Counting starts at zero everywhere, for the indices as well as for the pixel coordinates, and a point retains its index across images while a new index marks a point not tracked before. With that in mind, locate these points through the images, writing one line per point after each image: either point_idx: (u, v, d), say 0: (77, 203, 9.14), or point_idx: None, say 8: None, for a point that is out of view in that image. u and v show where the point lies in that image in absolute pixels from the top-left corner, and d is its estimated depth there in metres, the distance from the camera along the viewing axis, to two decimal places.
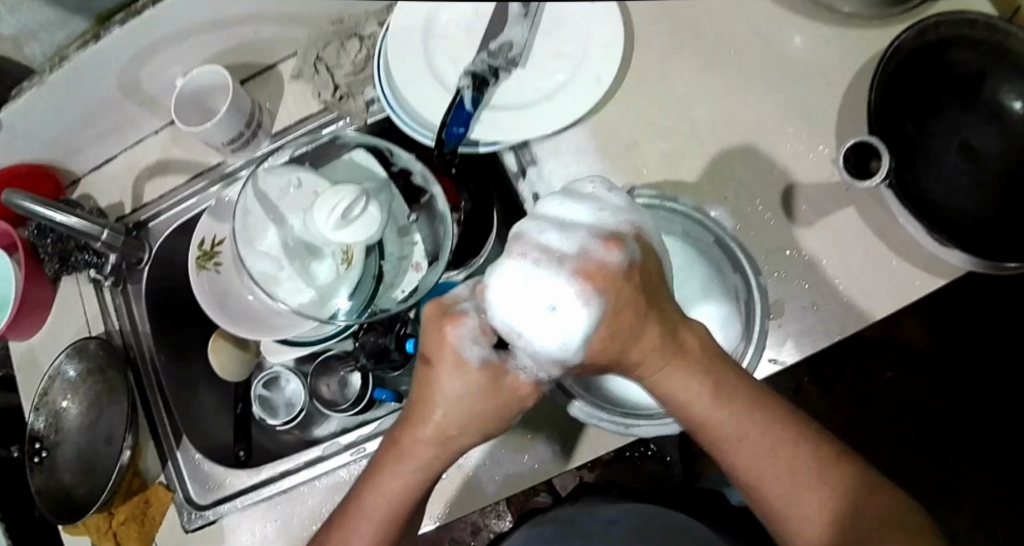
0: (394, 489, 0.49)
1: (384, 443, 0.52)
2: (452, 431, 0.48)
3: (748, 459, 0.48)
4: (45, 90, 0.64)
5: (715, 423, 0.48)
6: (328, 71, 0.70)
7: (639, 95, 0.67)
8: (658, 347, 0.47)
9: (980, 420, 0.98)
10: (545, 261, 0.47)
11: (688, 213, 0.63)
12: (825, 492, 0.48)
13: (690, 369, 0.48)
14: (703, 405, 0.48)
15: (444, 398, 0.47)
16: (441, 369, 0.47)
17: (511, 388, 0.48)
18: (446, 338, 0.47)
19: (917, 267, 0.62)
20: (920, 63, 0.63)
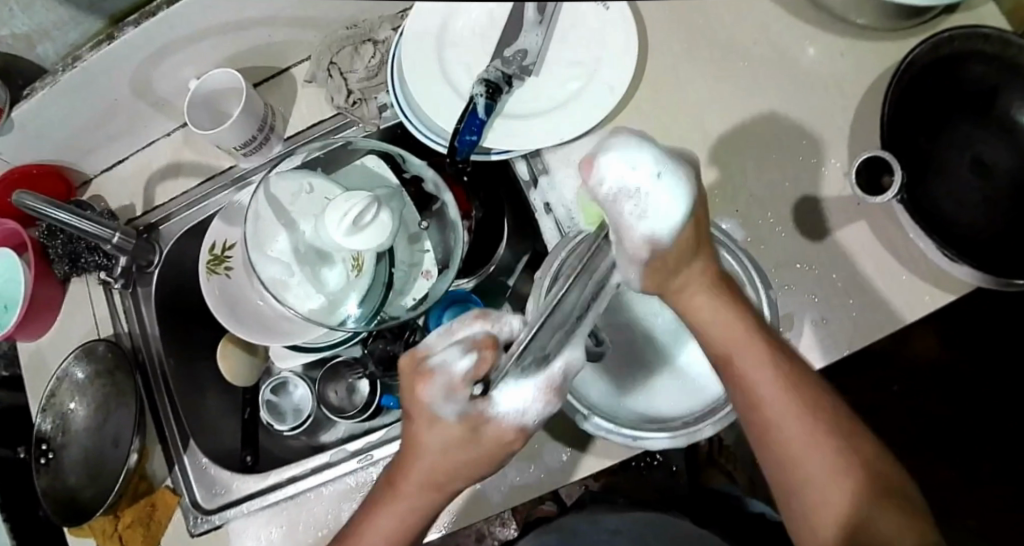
0: (388, 536, 0.51)
1: (381, 480, 0.54)
2: (434, 482, 0.50)
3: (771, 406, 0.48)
4: (57, 90, 0.64)
5: (741, 358, 0.49)
6: (342, 76, 0.69)
7: (651, 102, 0.67)
8: (705, 285, 0.49)
9: (987, 433, 0.97)
10: (638, 145, 0.47)
11: (698, 230, 0.62)
12: (841, 457, 0.47)
13: (729, 308, 0.50)
14: (736, 340, 0.49)
15: (424, 448, 0.49)
16: (421, 423, 0.49)
17: (497, 435, 0.48)
18: (420, 394, 0.47)
19: (929, 283, 0.61)
20: (931, 76, 0.62)
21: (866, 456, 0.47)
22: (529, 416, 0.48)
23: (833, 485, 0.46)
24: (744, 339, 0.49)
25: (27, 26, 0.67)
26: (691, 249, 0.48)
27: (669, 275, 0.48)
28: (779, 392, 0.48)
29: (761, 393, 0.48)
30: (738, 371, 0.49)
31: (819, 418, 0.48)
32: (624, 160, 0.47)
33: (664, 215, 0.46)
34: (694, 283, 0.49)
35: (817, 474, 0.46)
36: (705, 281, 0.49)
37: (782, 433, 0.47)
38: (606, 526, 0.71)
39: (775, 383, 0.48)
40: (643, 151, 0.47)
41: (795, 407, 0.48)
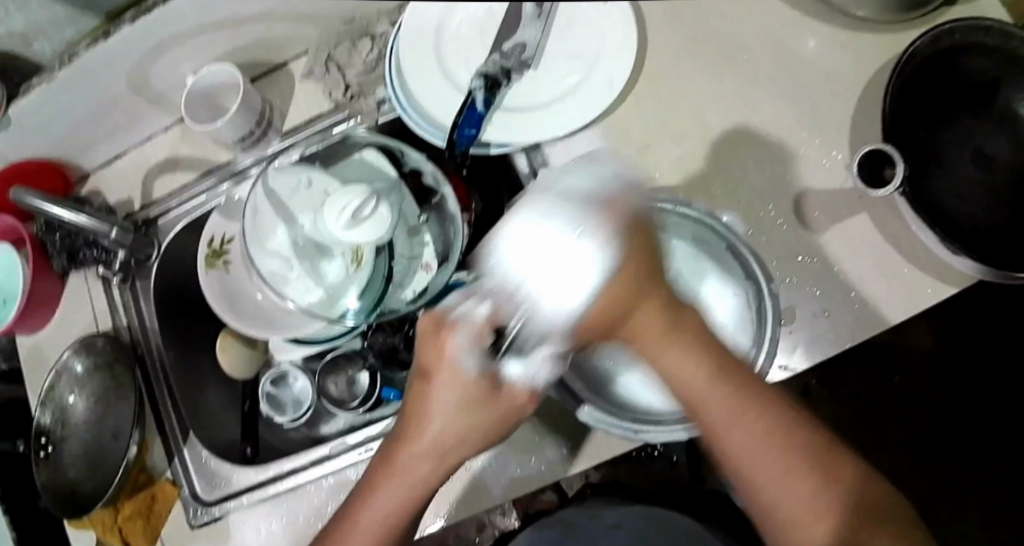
0: (394, 503, 0.51)
1: (378, 457, 0.53)
2: (448, 446, 0.50)
3: (740, 451, 0.48)
4: (55, 86, 0.64)
5: (703, 404, 0.49)
6: (340, 70, 0.69)
7: (650, 96, 0.67)
8: (661, 321, 0.50)
9: (990, 428, 0.97)
10: (548, 212, 0.52)
11: (700, 218, 0.63)
12: (821, 491, 0.46)
13: (690, 348, 0.49)
14: (698, 381, 0.49)
15: (441, 407, 0.50)
16: (438, 380, 0.50)
17: (510, 396, 0.51)
18: (445, 346, 0.50)
19: (931, 275, 0.61)
20: (931, 69, 0.62)
21: (848, 482, 0.47)
22: (537, 379, 0.52)
23: (815, 523, 0.46)
24: (704, 382, 0.49)
25: (23, 23, 0.66)
26: (640, 285, 0.50)
27: (614, 320, 0.50)
28: (746, 431, 0.48)
29: (728, 435, 0.48)
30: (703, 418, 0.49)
31: (792, 453, 0.47)
32: (529, 228, 0.52)
33: (561, 290, 0.50)
34: (654, 315, 0.50)
35: (796, 510, 0.46)
36: (658, 323, 0.50)
37: (755, 474, 0.47)
38: (607, 521, 0.71)
39: (742, 423, 0.48)
40: (576, 199, 0.52)
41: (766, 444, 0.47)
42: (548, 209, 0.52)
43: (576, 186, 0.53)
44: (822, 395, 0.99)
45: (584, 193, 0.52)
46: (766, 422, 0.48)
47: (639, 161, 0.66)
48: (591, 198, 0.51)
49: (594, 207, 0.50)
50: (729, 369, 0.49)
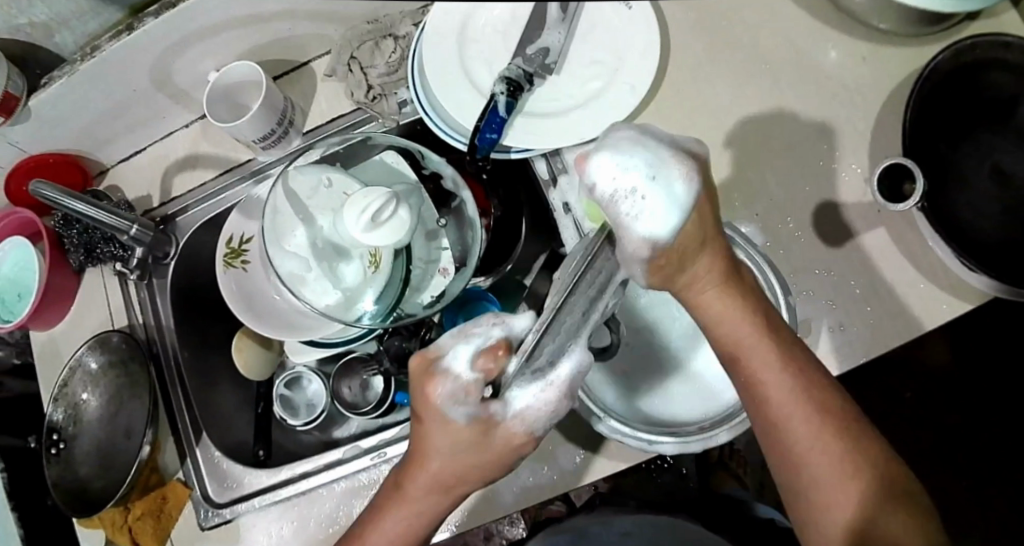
0: (394, 536, 0.51)
1: (386, 483, 0.54)
2: (448, 485, 0.50)
3: (776, 403, 0.48)
4: (75, 80, 0.64)
5: (744, 346, 0.49)
6: (363, 71, 0.68)
7: (671, 103, 0.66)
8: (712, 279, 0.50)
9: (998, 444, 0.97)
10: (627, 151, 0.48)
11: (720, 234, 0.62)
12: (847, 460, 0.47)
13: (741, 302, 0.50)
14: (743, 332, 0.49)
15: (440, 451, 0.49)
16: (433, 425, 0.49)
17: (506, 438, 0.49)
18: (431, 397, 0.48)
19: (946, 291, 0.61)
20: (954, 85, 0.62)
21: (874, 455, 0.47)
22: (539, 415, 0.49)
23: (839, 485, 0.46)
24: (751, 332, 0.49)
25: (45, 15, 0.66)
26: (701, 244, 0.49)
27: (670, 275, 0.50)
28: (784, 386, 0.48)
29: (769, 391, 0.48)
30: (742, 365, 0.49)
31: (826, 417, 0.48)
32: (612, 168, 0.48)
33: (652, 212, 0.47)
34: (706, 270, 0.50)
35: (824, 470, 0.47)
36: (709, 277, 0.50)
37: (786, 427, 0.48)
38: (616, 526, 0.71)
39: (785, 382, 0.48)
40: (652, 138, 0.50)
41: (803, 400, 0.48)
42: (626, 145, 0.49)
43: (650, 141, 0.50)
44: None
45: (664, 153, 0.49)
46: (807, 376, 0.48)
47: None
48: (675, 147, 0.50)
49: (687, 166, 0.48)
50: (770, 324, 0.50)
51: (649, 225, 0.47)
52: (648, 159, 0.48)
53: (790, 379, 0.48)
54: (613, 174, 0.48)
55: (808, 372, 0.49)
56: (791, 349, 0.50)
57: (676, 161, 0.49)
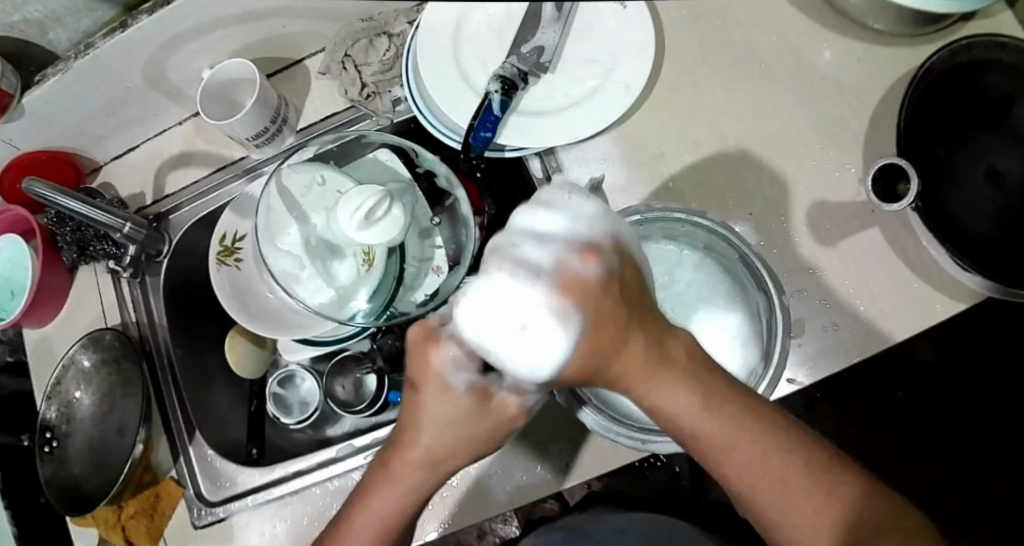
0: (379, 515, 0.50)
1: (374, 460, 0.52)
2: (442, 458, 0.49)
3: (746, 473, 0.45)
4: (69, 77, 0.63)
5: (702, 432, 0.44)
6: (357, 68, 0.68)
7: (666, 103, 0.66)
8: (648, 359, 0.44)
9: (993, 444, 0.97)
10: (521, 274, 0.43)
11: (716, 227, 0.61)
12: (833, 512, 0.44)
13: (681, 379, 0.44)
14: (691, 414, 0.44)
15: (434, 421, 0.47)
16: (430, 394, 0.47)
17: (501, 408, 0.48)
18: (430, 362, 0.46)
19: (940, 291, 0.61)
20: (948, 84, 0.62)
21: (857, 504, 0.45)
22: (533, 389, 0.49)
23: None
24: (700, 410, 0.44)
25: (38, 12, 0.66)
26: (624, 322, 0.43)
27: (599, 364, 0.44)
28: (756, 463, 0.44)
29: (734, 463, 0.44)
30: (703, 448, 0.45)
31: (804, 475, 0.45)
32: (499, 294, 0.42)
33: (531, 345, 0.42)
34: (632, 346, 0.44)
35: (809, 530, 0.44)
36: (639, 342, 0.44)
37: (761, 496, 0.45)
38: (610, 523, 0.71)
39: (751, 451, 0.44)
40: (559, 244, 0.44)
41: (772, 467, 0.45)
42: (519, 267, 0.43)
43: (557, 229, 0.45)
44: (826, 407, 0.99)
45: (551, 262, 0.43)
46: (772, 443, 0.45)
47: (652, 170, 0.66)
48: (572, 244, 0.44)
49: (563, 281, 0.43)
50: (723, 395, 0.45)
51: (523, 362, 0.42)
52: (539, 270, 0.43)
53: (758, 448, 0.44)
54: (496, 314, 0.42)
55: (770, 436, 0.45)
56: (755, 419, 0.45)
57: (561, 285, 0.43)
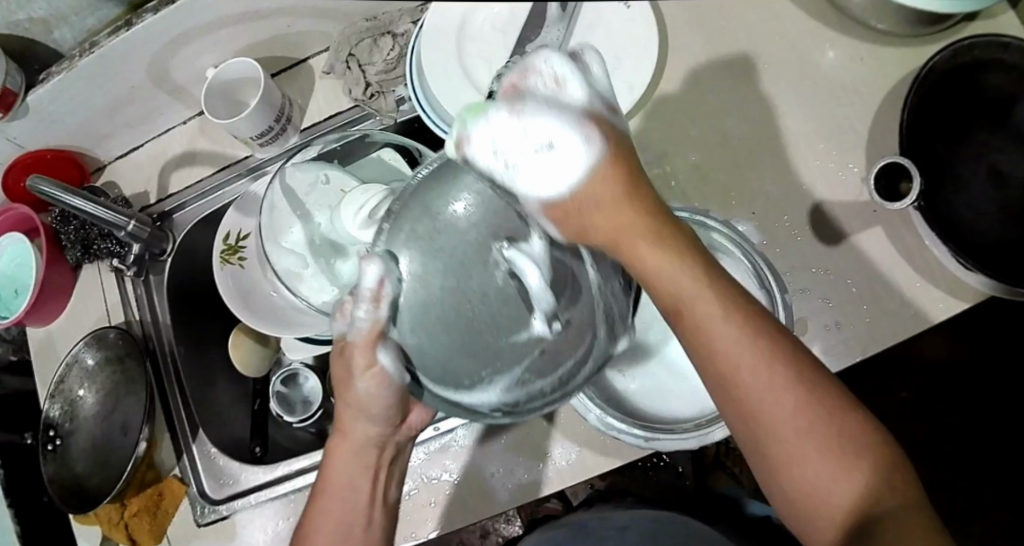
0: (343, 491, 0.47)
1: (329, 460, 0.48)
2: (350, 428, 0.47)
3: (716, 337, 0.41)
4: (73, 75, 0.64)
5: (671, 286, 0.42)
6: (361, 68, 0.67)
7: (670, 102, 0.66)
8: (626, 209, 0.43)
9: (994, 445, 0.97)
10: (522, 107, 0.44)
11: (720, 228, 0.62)
12: (798, 407, 0.40)
13: (654, 241, 0.43)
14: (670, 269, 0.42)
15: (345, 409, 0.47)
16: (337, 358, 0.46)
17: (385, 383, 0.44)
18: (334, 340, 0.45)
19: (943, 290, 0.61)
20: (954, 83, 0.62)
21: (839, 417, 0.40)
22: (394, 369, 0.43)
23: (794, 429, 0.40)
24: (672, 265, 0.43)
25: (43, 10, 0.66)
26: (619, 193, 0.44)
27: (581, 219, 0.44)
28: (733, 332, 0.41)
29: (694, 321, 0.42)
30: (668, 297, 0.43)
31: (779, 364, 0.41)
32: (512, 125, 0.43)
33: (550, 178, 0.44)
34: (611, 221, 0.44)
35: (773, 415, 0.40)
36: (616, 209, 0.44)
37: (728, 365, 0.41)
38: (614, 522, 0.72)
39: (723, 316, 0.41)
40: (570, 103, 0.44)
41: (744, 345, 0.41)
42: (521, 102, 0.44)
43: (569, 93, 0.44)
44: None
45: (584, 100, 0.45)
46: (738, 316, 0.41)
47: (655, 169, 0.66)
48: (592, 99, 0.45)
49: (593, 122, 0.45)
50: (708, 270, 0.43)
51: (562, 177, 0.44)
52: (569, 107, 0.44)
53: (735, 319, 0.41)
54: (509, 142, 0.43)
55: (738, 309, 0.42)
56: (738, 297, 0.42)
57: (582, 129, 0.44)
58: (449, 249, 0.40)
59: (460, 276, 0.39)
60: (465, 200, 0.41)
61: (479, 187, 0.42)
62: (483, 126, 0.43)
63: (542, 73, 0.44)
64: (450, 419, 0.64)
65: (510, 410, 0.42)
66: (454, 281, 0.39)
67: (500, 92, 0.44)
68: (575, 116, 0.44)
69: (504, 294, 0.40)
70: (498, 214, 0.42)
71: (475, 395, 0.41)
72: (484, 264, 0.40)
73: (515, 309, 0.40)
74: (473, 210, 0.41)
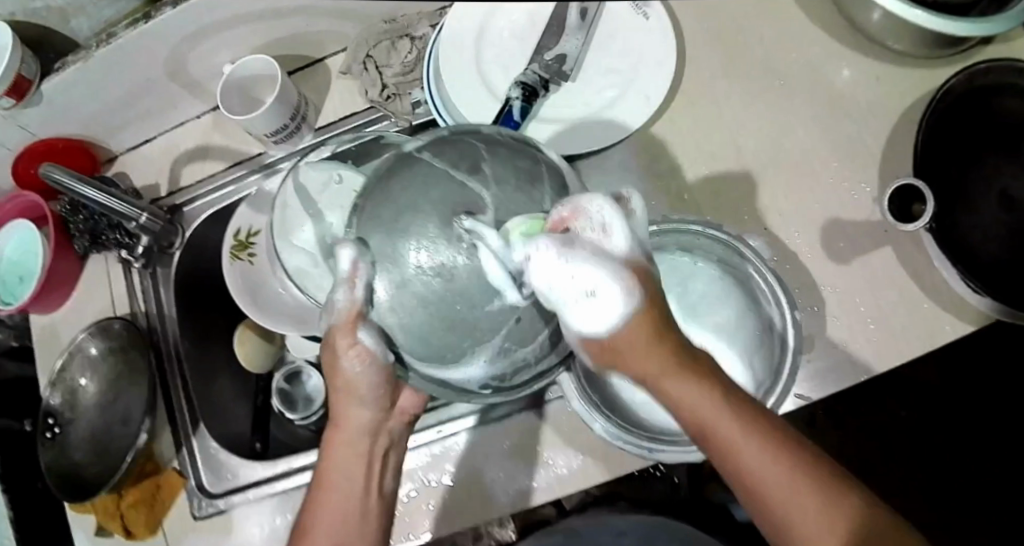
0: (343, 481, 0.47)
1: (326, 450, 0.48)
2: (344, 414, 0.48)
3: (744, 451, 0.42)
4: (90, 65, 0.63)
5: (704, 418, 0.42)
6: (378, 70, 0.68)
7: (686, 114, 0.66)
8: (656, 350, 0.41)
9: (992, 467, 0.97)
10: (573, 255, 0.38)
11: (729, 242, 0.63)
12: (826, 509, 0.41)
13: (684, 377, 0.42)
14: (699, 400, 0.42)
15: (341, 398, 0.47)
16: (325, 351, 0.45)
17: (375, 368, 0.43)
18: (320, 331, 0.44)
19: (951, 313, 0.61)
20: (967, 107, 0.63)
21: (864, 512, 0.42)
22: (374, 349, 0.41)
23: (827, 533, 0.41)
24: (702, 395, 0.42)
25: None
26: (652, 322, 0.41)
27: (615, 348, 0.42)
28: (760, 448, 0.42)
29: (721, 440, 0.42)
30: (699, 427, 0.42)
31: (800, 466, 0.42)
32: (562, 268, 0.37)
33: (591, 319, 0.40)
34: (641, 355, 0.41)
35: (804, 521, 0.41)
36: (649, 353, 0.41)
37: (756, 478, 0.42)
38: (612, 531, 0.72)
39: (749, 432, 0.42)
40: (610, 257, 0.41)
41: (769, 458, 0.42)
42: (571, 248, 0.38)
43: (610, 244, 0.41)
44: (829, 425, 0.99)
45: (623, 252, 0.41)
46: (760, 431, 0.42)
47: (669, 182, 0.66)
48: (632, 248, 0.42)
49: (635, 269, 0.42)
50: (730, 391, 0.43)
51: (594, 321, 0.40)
52: (613, 258, 0.41)
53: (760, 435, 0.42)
54: (554, 289, 0.37)
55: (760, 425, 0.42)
56: (757, 414, 0.43)
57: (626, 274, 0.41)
58: (411, 229, 0.37)
59: (426, 255, 0.36)
60: (426, 178, 0.38)
61: (436, 167, 0.38)
62: (534, 255, 0.36)
63: (595, 221, 0.40)
64: (455, 422, 0.64)
65: (498, 384, 0.42)
66: (421, 261, 0.36)
67: (554, 229, 0.38)
68: (615, 266, 0.41)
69: (470, 273, 0.36)
70: (453, 184, 0.37)
71: (461, 373, 0.40)
72: (447, 239, 0.36)
73: (489, 283, 0.36)
74: (436, 184, 0.37)
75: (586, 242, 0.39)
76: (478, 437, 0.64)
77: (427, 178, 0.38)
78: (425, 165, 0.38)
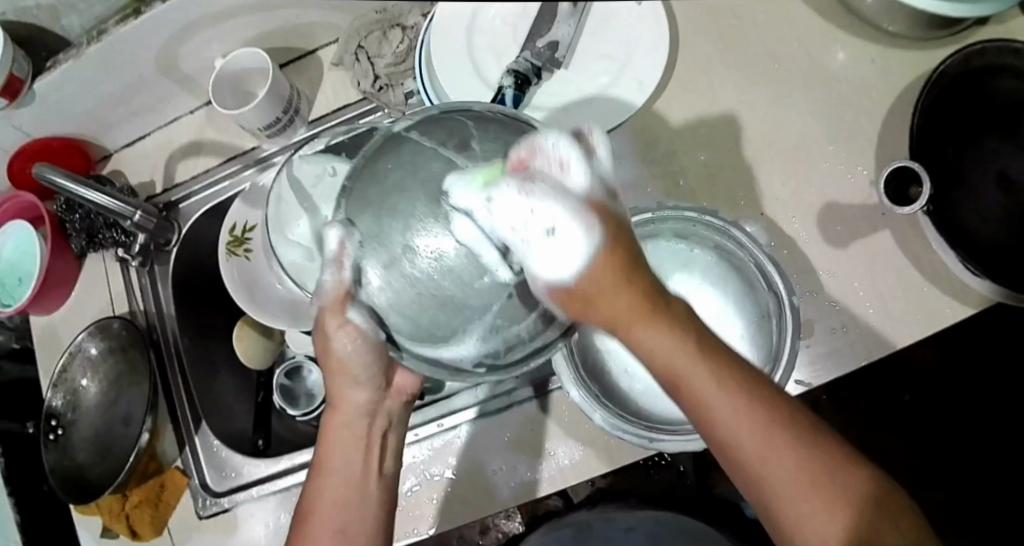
0: (342, 465, 0.47)
1: (324, 437, 0.48)
2: (340, 399, 0.48)
3: (723, 411, 0.39)
4: (81, 63, 0.63)
5: (682, 372, 0.39)
6: (370, 61, 0.67)
7: (681, 99, 0.66)
8: (630, 300, 0.38)
9: (997, 450, 0.96)
10: (525, 186, 0.38)
11: (727, 228, 0.62)
12: (813, 475, 0.39)
13: (665, 330, 0.39)
14: (680, 355, 0.39)
15: (335, 383, 0.47)
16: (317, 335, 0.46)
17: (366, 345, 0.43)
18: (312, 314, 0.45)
19: (952, 295, 0.60)
20: (965, 86, 0.62)
21: (857, 484, 0.39)
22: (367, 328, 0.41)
23: (812, 500, 0.39)
24: (682, 349, 0.39)
25: None
26: (625, 270, 0.39)
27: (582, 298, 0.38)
28: (743, 410, 0.39)
29: (704, 400, 0.39)
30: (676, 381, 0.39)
31: (786, 428, 0.39)
32: (512, 202, 0.37)
33: (556, 261, 0.37)
34: (611, 300, 0.38)
35: (787, 487, 0.39)
36: (623, 303, 0.38)
37: (738, 440, 0.39)
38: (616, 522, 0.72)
39: (729, 389, 0.39)
40: (572, 194, 0.39)
41: (752, 418, 0.39)
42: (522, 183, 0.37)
43: (570, 183, 0.40)
44: (832, 411, 0.98)
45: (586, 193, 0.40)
46: (745, 390, 0.39)
47: (664, 168, 0.65)
48: (598, 183, 0.41)
49: (597, 208, 0.39)
50: (716, 349, 0.40)
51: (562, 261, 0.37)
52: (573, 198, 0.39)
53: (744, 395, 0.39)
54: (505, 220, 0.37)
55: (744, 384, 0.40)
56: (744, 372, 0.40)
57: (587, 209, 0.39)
58: (395, 206, 0.36)
59: (411, 228, 0.36)
60: (408, 156, 0.37)
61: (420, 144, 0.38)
62: (482, 188, 0.36)
63: (552, 157, 0.39)
64: (455, 416, 0.64)
65: (492, 363, 0.41)
66: (407, 234, 0.36)
67: (508, 168, 0.38)
68: (576, 203, 0.39)
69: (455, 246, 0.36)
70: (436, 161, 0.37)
71: (453, 351, 0.39)
72: (429, 212, 0.36)
73: (476, 260, 0.36)
74: (416, 160, 0.37)
75: (546, 183, 0.39)
76: (477, 426, 0.64)
77: (411, 155, 0.37)
78: (413, 145, 0.38)
